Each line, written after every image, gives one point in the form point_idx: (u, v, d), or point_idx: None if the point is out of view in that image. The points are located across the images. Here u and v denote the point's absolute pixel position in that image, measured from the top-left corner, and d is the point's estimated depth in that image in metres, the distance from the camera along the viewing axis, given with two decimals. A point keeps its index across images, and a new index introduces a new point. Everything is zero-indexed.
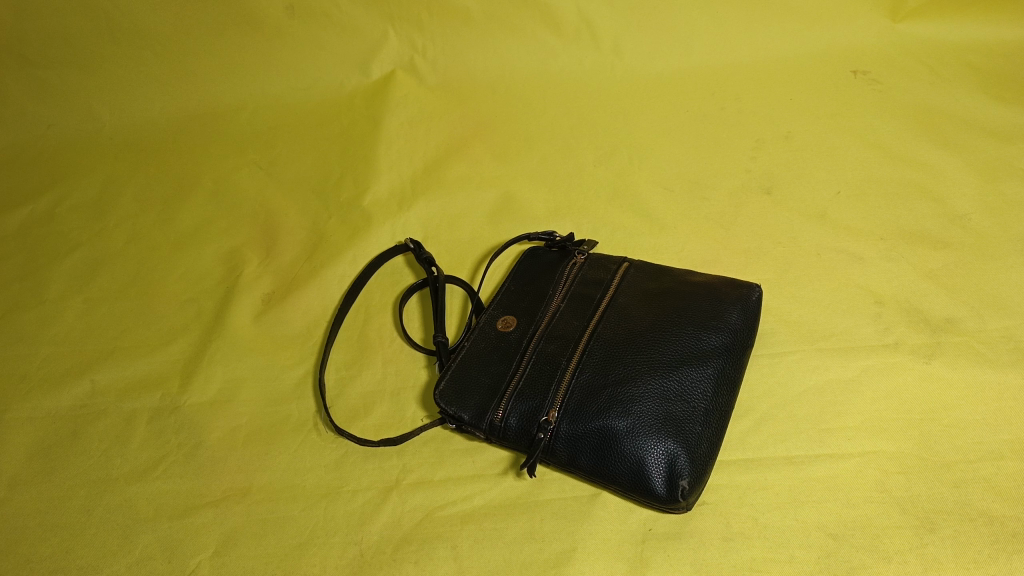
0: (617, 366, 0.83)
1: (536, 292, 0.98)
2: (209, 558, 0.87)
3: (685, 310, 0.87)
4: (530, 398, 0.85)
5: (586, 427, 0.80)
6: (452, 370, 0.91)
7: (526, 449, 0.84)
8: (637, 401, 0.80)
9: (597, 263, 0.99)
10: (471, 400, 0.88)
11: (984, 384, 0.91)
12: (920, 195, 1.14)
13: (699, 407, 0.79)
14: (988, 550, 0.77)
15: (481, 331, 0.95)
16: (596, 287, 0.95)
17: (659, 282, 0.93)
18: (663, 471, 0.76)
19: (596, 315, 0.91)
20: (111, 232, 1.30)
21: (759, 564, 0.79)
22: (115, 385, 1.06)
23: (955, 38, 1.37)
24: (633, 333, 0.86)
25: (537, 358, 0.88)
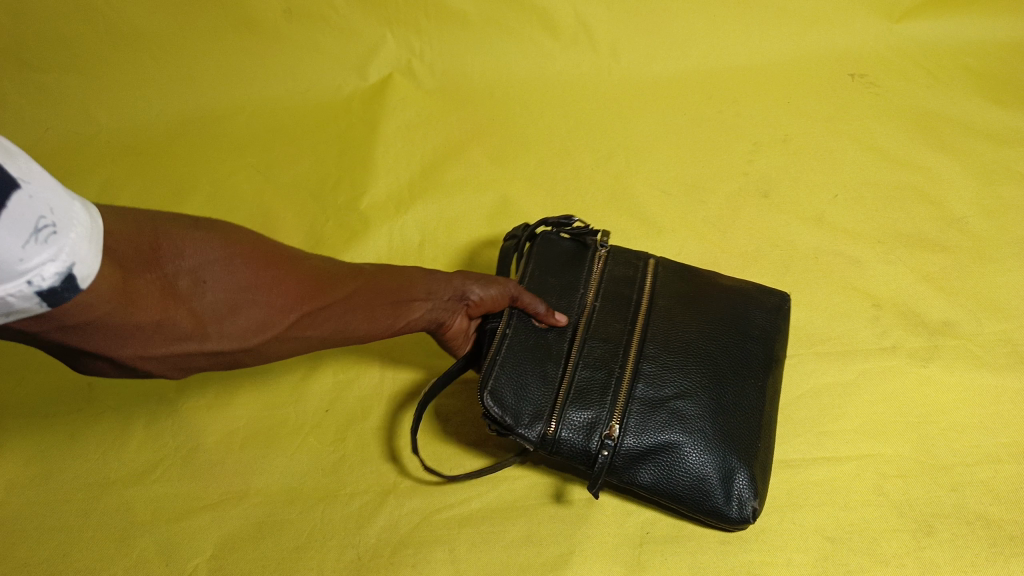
0: (677, 377, 0.82)
1: (565, 283, 0.87)
2: (207, 561, 0.89)
3: (732, 318, 0.87)
4: (589, 410, 0.79)
5: (649, 443, 0.78)
6: (492, 375, 0.79)
7: (581, 464, 0.79)
8: (700, 417, 0.80)
9: (619, 255, 0.92)
10: (520, 413, 0.78)
11: (979, 388, 0.92)
12: (919, 198, 1.14)
13: (754, 422, 0.81)
14: (985, 553, 0.80)
15: (517, 323, 0.83)
16: (629, 284, 0.89)
17: (692, 281, 0.90)
18: (730, 491, 0.78)
19: (640, 317, 0.85)
20: None
21: (757, 567, 0.82)
22: (112, 388, 1.05)
23: (957, 37, 1.35)
24: (684, 341, 0.84)
25: (586, 364, 0.81)
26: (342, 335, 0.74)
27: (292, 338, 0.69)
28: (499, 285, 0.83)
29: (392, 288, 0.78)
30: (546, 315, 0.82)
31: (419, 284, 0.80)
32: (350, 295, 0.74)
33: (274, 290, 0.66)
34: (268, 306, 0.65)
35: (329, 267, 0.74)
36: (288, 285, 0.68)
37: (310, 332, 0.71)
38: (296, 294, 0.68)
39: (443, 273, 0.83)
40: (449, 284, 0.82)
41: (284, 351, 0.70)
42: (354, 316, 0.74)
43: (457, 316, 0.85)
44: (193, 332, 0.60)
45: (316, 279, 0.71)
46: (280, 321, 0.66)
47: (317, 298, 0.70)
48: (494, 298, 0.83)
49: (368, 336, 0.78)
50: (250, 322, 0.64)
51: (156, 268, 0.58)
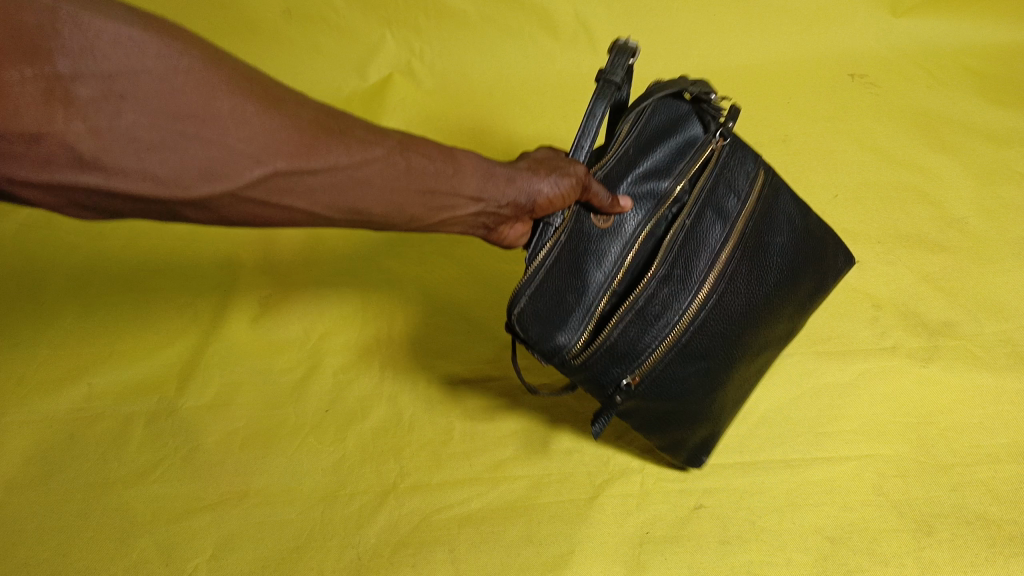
0: (722, 342, 0.78)
1: (654, 179, 0.76)
2: (206, 562, 0.88)
3: (794, 284, 0.82)
4: (624, 350, 0.74)
5: (663, 398, 0.78)
6: (535, 284, 0.72)
7: (590, 387, 0.78)
8: (716, 385, 0.80)
9: (731, 166, 0.79)
10: (550, 334, 0.73)
11: (978, 388, 0.92)
12: (918, 198, 1.14)
13: (744, 386, 0.85)
14: (985, 553, 0.79)
15: (577, 221, 0.74)
16: (724, 212, 0.77)
17: (778, 225, 0.81)
18: (696, 446, 0.85)
19: (723, 259, 0.76)
20: (109, 233, 1.26)
21: (757, 567, 0.81)
22: (113, 388, 1.06)
23: (956, 38, 1.35)
24: (746, 303, 0.78)
25: (648, 302, 0.74)
26: (342, 215, 0.63)
27: (260, 202, 0.58)
28: (565, 171, 0.71)
29: (432, 174, 0.67)
30: (609, 203, 0.73)
31: (469, 178, 0.70)
32: (361, 168, 0.61)
33: (242, 132, 0.54)
34: (227, 148, 0.54)
35: (343, 127, 0.61)
36: (270, 129, 0.56)
37: (292, 201, 0.59)
38: (275, 142, 0.56)
39: (507, 171, 0.73)
40: (509, 186, 0.73)
41: (250, 217, 0.59)
42: (365, 197, 0.62)
43: (508, 222, 0.78)
44: (106, 155, 0.50)
45: (315, 134, 0.58)
46: (242, 175, 0.55)
47: (308, 159, 0.58)
48: (563, 198, 0.72)
49: (383, 225, 0.67)
50: (197, 165, 0.53)
51: (43, 64, 0.48)
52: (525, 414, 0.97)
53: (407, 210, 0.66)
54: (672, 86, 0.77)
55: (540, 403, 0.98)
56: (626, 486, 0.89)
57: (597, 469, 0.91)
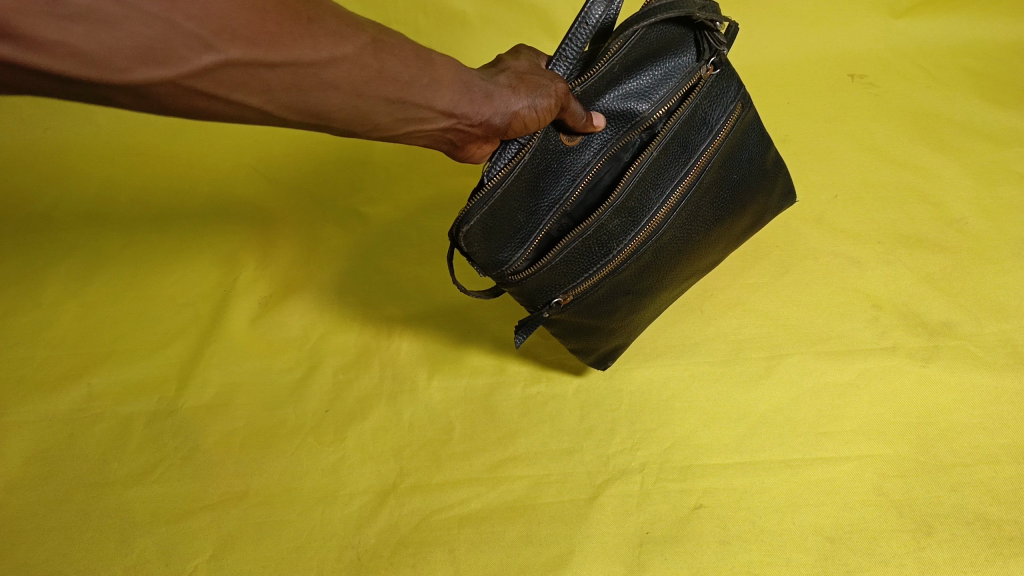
0: (651, 272, 0.84)
1: (633, 102, 0.76)
2: (206, 562, 0.88)
3: (729, 220, 0.88)
4: (562, 273, 0.78)
5: (585, 316, 0.85)
6: (489, 203, 0.72)
7: (518, 296, 0.82)
8: (634, 305, 0.88)
9: (710, 98, 0.80)
10: (493, 251, 0.76)
11: (978, 389, 0.92)
12: (918, 198, 1.13)
13: (664, 302, 0.92)
14: (985, 554, 0.80)
15: (545, 137, 0.73)
16: (690, 149, 0.79)
17: (734, 161, 0.85)
18: (608, 353, 0.94)
19: (675, 196, 0.80)
20: (108, 233, 1.26)
21: (757, 567, 0.82)
22: (112, 388, 1.06)
23: (957, 36, 1.34)
24: (683, 238, 0.84)
25: (596, 235, 0.77)
26: (299, 116, 0.58)
27: (203, 95, 0.52)
28: (547, 91, 0.68)
29: (403, 80, 0.62)
30: (582, 124, 0.72)
31: (444, 89, 0.65)
32: (324, 67, 0.56)
33: (193, 11, 0.48)
34: (173, 28, 0.48)
35: (309, 15, 0.55)
36: (225, 8, 0.49)
37: (243, 97, 0.54)
38: (230, 25, 0.50)
39: (485, 85, 0.68)
40: (486, 103, 0.68)
41: (193, 110, 0.54)
42: (327, 99, 0.58)
43: (478, 142, 0.73)
44: (26, 24, 0.44)
45: (276, 20, 0.52)
46: (187, 60, 0.49)
47: (266, 51, 0.52)
48: (540, 121, 0.69)
49: (342, 131, 0.63)
50: (136, 43, 0.47)
51: None
52: (525, 414, 0.97)
53: (369, 117, 0.62)
54: (683, 7, 0.73)
55: (540, 403, 0.98)
56: (627, 486, 0.89)
57: (597, 469, 0.91)
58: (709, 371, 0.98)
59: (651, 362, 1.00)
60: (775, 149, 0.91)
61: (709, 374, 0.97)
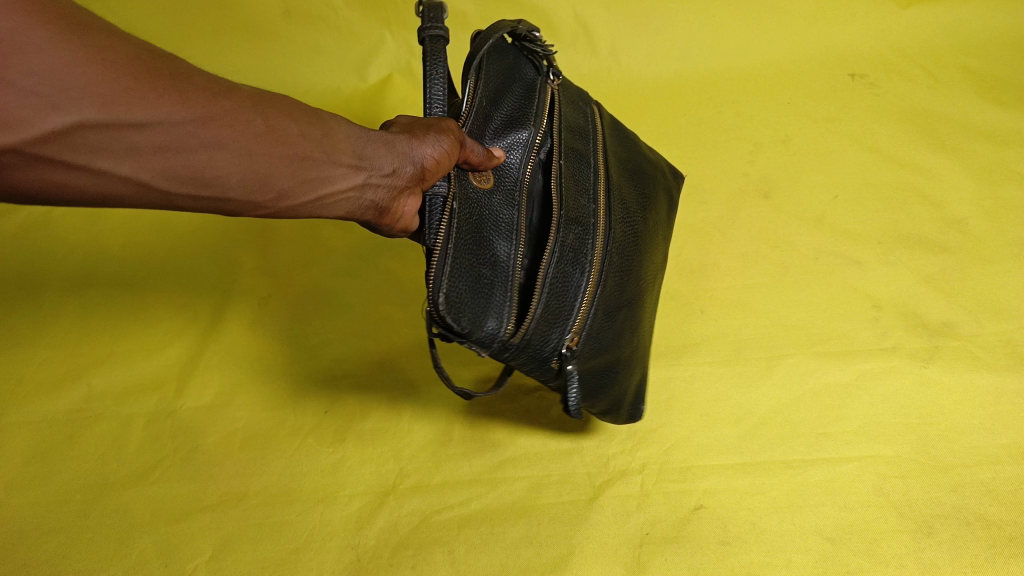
0: (629, 276, 0.80)
1: (513, 132, 0.76)
2: (206, 563, 0.88)
3: (652, 204, 0.88)
4: (554, 311, 0.73)
5: (603, 351, 0.78)
6: (452, 261, 0.67)
7: (534, 363, 0.75)
8: (633, 319, 0.82)
9: (567, 107, 0.83)
10: (480, 321, 0.69)
11: (978, 389, 0.92)
12: (919, 199, 1.13)
13: (648, 320, 0.88)
14: (985, 554, 0.80)
15: (457, 183, 0.71)
16: (588, 154, 0.80)
17: (619, 153, 0.87)
18: (633, 394, 0.86)
19: (603, 192, 0.78)
20: (108, 234, 1.26)
21: (757, 567, 0.82)
22: (112, 389, 1.06)
23: (959, 35, 1.33)
24: (633, 229, 0.82)
25: (563, 254, 0.73)
26: (184, 185, 0.53)
27: (61, 164, 0.47)
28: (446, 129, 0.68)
29: (296, 134, 0.59)
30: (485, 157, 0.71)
31: (341, 143, 0.63)
32: (204, 124, 0.52)
33: (30, 67, 0.44)
34: (7, 88, 0.43)
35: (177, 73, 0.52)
36: (72, 65, 0.45)
37: (110, 164, 0.49)
38: (81, 84, 0.46)
39: (382, 136, 0.68)
40: (389, 152, 0.67)
41: (51, 186, 0.48)
42: (213, 159, 0.53)
43: (399, 202, 0.70)
44: None
45: (133, 74, 0.48)
46: (33, 123, 0.45)
47: (127, 108, 0.48)
48: (449, 157, 0.68)
49: (240, 202, 0.58)
50: None
51: None
52: (524, 415, 0.97)
53: (270, 182, 0.58)
54: (494, 32, 0.79)
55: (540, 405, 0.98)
56: (626, 486, 0.89)
57: (597, 470, 0.91)
58: (709, 372, 0.98)
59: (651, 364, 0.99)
60: (643, 143, 0.96)
61: (710, 375, 0.97)
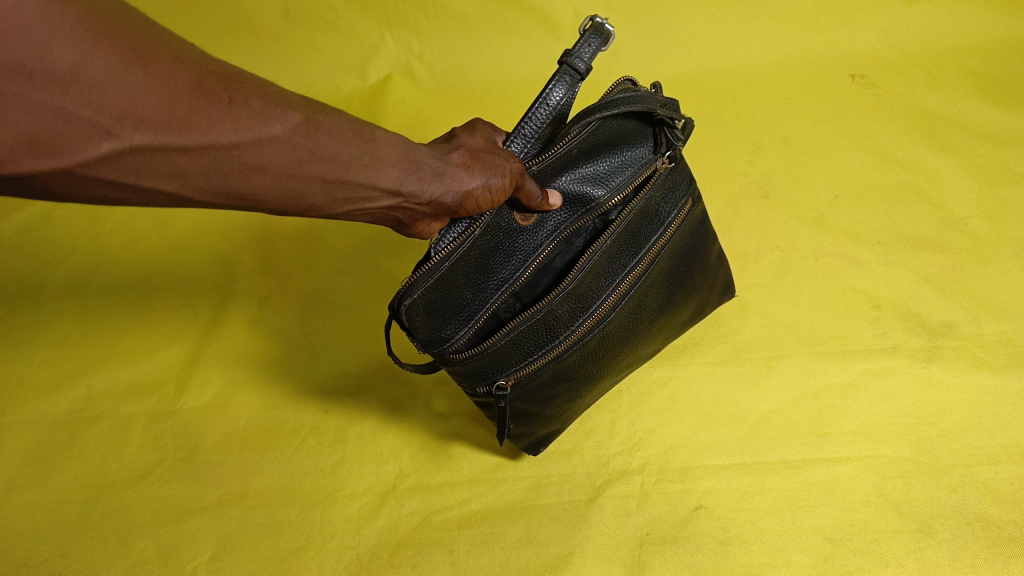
0: (595, 360, 0.82)
1: (589, 186, 0.74)
2: (206, 563, 0.88)
3: (675, 306, 0.88)
4: (506, 356, 0.74)
5: (529, 404, 0.81)
6: (435, 276, 0.67)
7: (454, 378, 0.76)
8: (579, 388, 0.84)
9: (665, 192, 0.80)
10: (433, 326, 0.70)
11: (978, 389, 0.92)
12: (919, 199, 1.13)
13: (607, 387, 0.90)
14: (985, 554, 0.80)
15: (496, 216, 0.70)
16: (643, 238, 0.78)
17: (680, 256, 0.85)
18: (547, 442, 0.89)
19: (625, 286, 0.78)
20: (109, 234, 1.25)
21: (757, 567, 0.82)
22: (113, 389, 1.05)
23: (961, 35, 1.33)
24: (628, 329, 0.83)
25: (543, 320, 0.73)
26: (217, 198, 0.54)
27: (105, 182, 0.48)
28: (507, 175, 0.66)
29: (342, 161, 0.58)
30: (539, 207, 0.71)
31: (387, 169, 0.62)
32: (249, 154, 0.52)
33: (87, 98, 0.43)
34: (63, 116, 0.43)
35: (233, 98, 0.50)
36: (129, 95, 0.45)
37: (153, 182, 0.50)
38: (135, 114, 0.45)
39: (436, 163, 0.65)
40: (434, 181, 0.65)
41: (91, 195, 0.49)
42: (250, 181, 0.53)
43: (426, 218, 0.70)
44: None
45: (189, 104, 0.47)
46: (82, 149, 0.45)
47: (175, 136, 0.47)
48: (494, 202, 0.67)
49: (272, 211, 0.58)
50: (19, 134, 0.42)
51: None
52: None
53: (305, 201, 0.58)
54: (644, 102, 0.72)
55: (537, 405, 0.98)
56: (627, 486, 0.89)
57: (597, 470, 0.91)
58: (709, 372, 0.98)
59: (651, 364, 0.99)
60: (720, 249, 0.93)
61: (710, 375, 0.97)
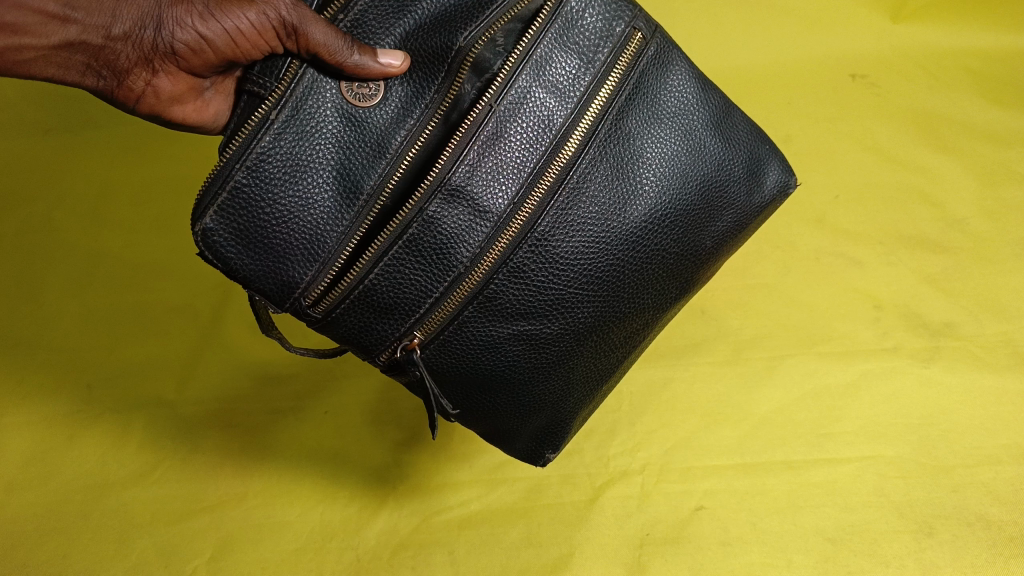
0: (545, 293, 0.67)
1: (442, 38, 0.61)
2: (206, 563, 0.91)
3: (675, 210, 0.70)
4: (387, 296, 0.64)
5: (479, 366, 0.69)
6: (232, 183, 0.58)
7: (359, 350, 0.68)
8: (549, 340, 0.70)
9: (577, 36, 0.64)
10: (271, 267, 0.61)
11: (977, 390, 0.92)
12: (919, 200, 1.12)
13: (614, 342, 0.74)
14: (985, 555, 0.82)
15: (303, 96, 0.59)
16: (556, 101, 0.63)
17: (642, 122, 0.68)
18: (541, 427, 0.77)
19: (548, 176, 0.64)
20: (105, 232, 1.22)
21: (757, 567, 0.84)
22: (111, 390, 1.05)
23: (973, 23, 1.28)
24: (587, 240, 0.67)
25: (421, 240, 0.62)
26: None
27: None
28: (254, 9, 0.58)
29: None
30: (363, 68, 0.58)
31: None
32: None
33: None
34: None
35: None
36: None
37: None
38: None
39: None
40: (124, 6, 0.61)
41: None
42: None
43: (142, 69, 0.64)
44: None
45: None
46: None
47: None
48: (231, 40, 0.60)
49: None
50: None
51: None
52: None
53: None
54: None
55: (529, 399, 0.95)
56: (627, 487, 0.90)
57: (597, 470, 0.91)
58: (710, 372, 0.97)
59: (652, 363, 0.98)
60: (734, 117, 0.74)
61: (710, 375, 0.97)
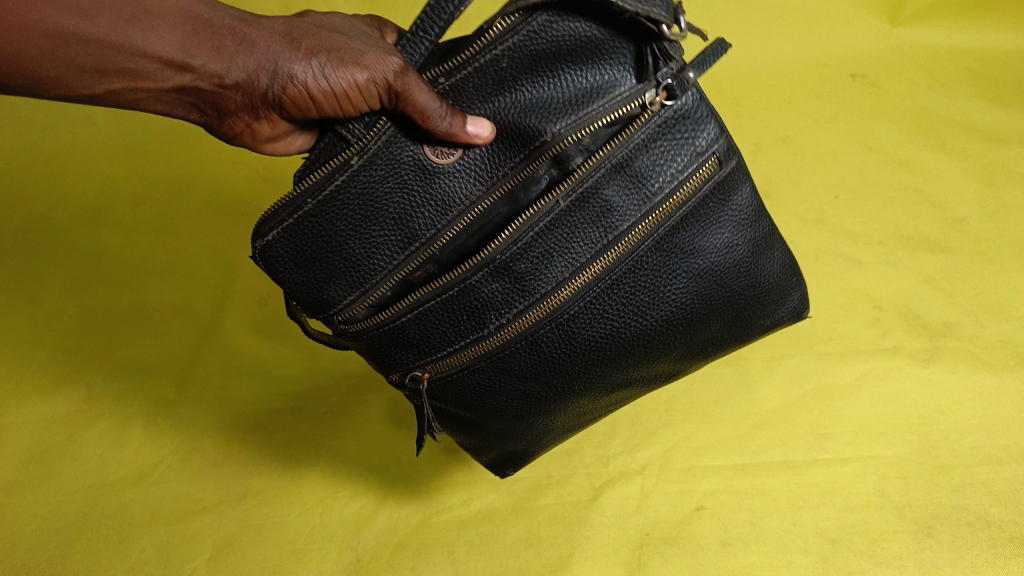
0: (557, 364, 0.68)
1: (535, 118, 0.58)
2: (205, 564, 0.90)
3: (695, 320, 0.70)
4: (413, 337, 0.64)
5: (467, 404, 0.70)
6: (298, 215, 0.57)
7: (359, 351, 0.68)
8: (541, 397, 0.71)
9: (666, 140, 0.62)
10: (314, 283, 0.60)
11: (976, 390, 0.92)
12: (919, 200, 1.12)
13: (595, 405, 0.76)
14: (985, 554, 0.82)
15: (386, 155, 0.57)
16: (627, 194, 0.62)
17: (696, 236, 0.66)
18: (508, 457, 0.80)
19: (600, 264, 0.63)
20: (105, 232, 1.22)
21: (756, 567, 0.84)
22: (112, 390, 1.05)
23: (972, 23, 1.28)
24: (608, 328, 0.67)
25: (459, 301, 0.62)
26: None
27: None
28: (369, 71, 0.53)
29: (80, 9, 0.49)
30: (451, 135, 0.56)
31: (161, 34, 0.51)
32: None
33: None
34: None
35: None
36: None
37: None
38: None
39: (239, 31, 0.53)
40: (241, 54, 0.53)
41: None
42: None
43: (242, 113, 0.59)
44: None
45: None
46: None
47: None
48: (340, 100, 0.55)
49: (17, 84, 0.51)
50: None
51: None
52: None
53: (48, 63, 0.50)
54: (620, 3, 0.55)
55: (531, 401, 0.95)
56: (627, 487, 0.90)
57: (597, 470, 0.91)
58: (709, 372, 0.97)
59: None
60: (779, 253, 0.73)
61: (711, 375, 0.97)
